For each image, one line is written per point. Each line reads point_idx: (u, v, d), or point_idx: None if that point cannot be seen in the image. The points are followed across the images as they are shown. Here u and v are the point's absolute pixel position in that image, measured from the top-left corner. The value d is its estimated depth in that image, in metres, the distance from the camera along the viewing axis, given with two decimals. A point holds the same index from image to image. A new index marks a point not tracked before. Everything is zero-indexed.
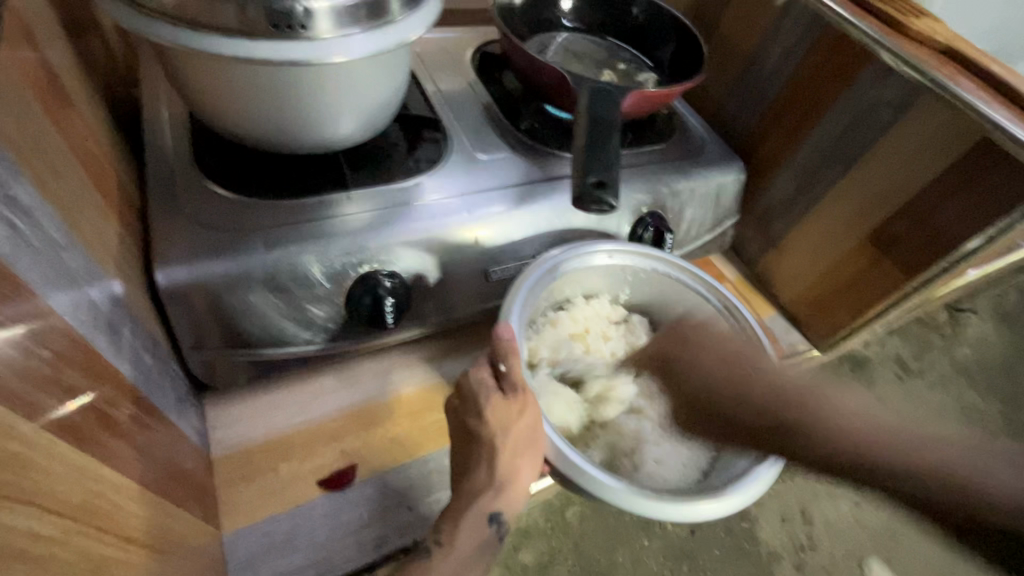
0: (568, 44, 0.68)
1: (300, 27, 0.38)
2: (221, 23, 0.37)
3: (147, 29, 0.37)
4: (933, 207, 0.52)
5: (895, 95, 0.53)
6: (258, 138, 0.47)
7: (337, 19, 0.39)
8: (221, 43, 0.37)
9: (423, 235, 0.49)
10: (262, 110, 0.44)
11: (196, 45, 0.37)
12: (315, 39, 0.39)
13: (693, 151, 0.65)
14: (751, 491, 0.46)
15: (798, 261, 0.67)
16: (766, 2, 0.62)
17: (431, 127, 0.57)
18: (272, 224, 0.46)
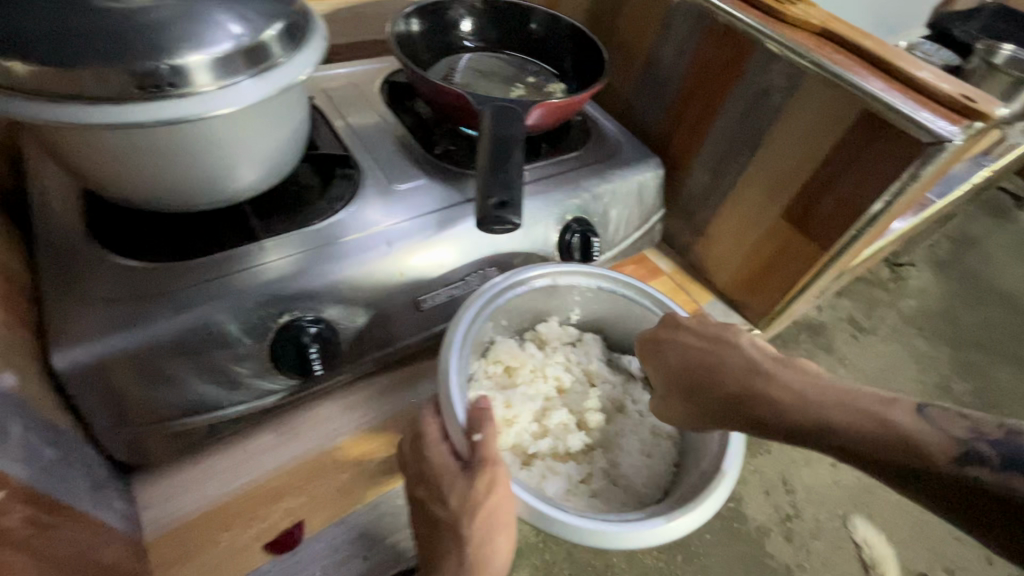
0: (474, 64, 0.68)
1: (173, 84, 0.38)
2: (85, 91, 0.36)
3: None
4: (835, 181, 0.54)
5: (782, 79, 0.55)
6: (152, 201, 0.45)
7: (213, 71, 0.39)
8: (88, 113, 0.36)
9: (346, 280, 0.49)
10: (149, 175, 0.42)
11: (61, 117, 0.36)
12: (192, 95, 0.39)
13: (610, 154, 0.67)
14: (708, 509, 0.42)
15: (725, 244, 0.69)
16: (653, 4, 0.65)
17: (342, 164, 0.56)
18: (177, 289, 0.44)
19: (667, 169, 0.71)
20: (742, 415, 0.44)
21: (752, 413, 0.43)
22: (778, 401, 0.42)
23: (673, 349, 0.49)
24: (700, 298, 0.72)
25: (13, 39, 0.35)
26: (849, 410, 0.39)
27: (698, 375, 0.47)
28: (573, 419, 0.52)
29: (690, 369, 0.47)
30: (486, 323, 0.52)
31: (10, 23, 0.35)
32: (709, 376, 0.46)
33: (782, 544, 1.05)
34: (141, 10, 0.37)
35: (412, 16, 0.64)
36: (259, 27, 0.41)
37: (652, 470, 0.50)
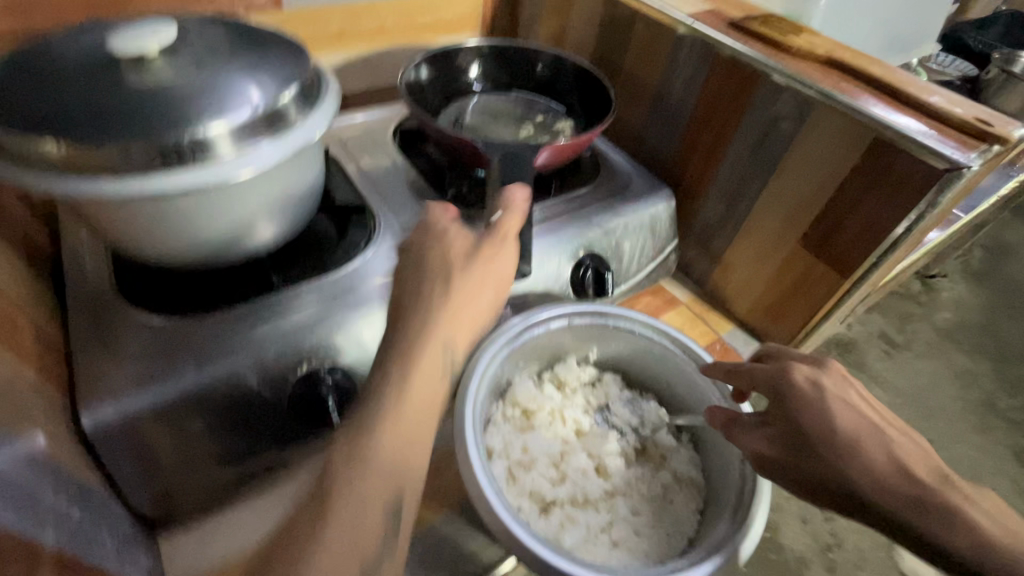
0: (483, 107, 0.70)
1: (195, 152, 0.40)
2: (114, 165, 0.38)
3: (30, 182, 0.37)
4: (851, 209, 0.54)
5: (790, 109, 0.55)
6: (176, 259, 0.47)
7: (234, 138, 0.41)
8: (117, 185, 0.38)
9: (361, 328, 0.50)
10: (174, 236, 0.44)
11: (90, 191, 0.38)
12: (216, 162, 0.40)
13: (620, 188, 0.67)
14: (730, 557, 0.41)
15: (744, 272, 0.67)
16: (658, 41, 0.66)
17: (357, 213, 0.58)
18: (197, 345, 0.45)
19: (679, 199, 0.71)
20: (805, 461, 0.41)
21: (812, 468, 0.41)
22: (860, 456, 0.39)
23: (838, 409, 0.40)
24: (719, 328, 0.70)
25: (48, 121, 0.37)
26: (894, 494, 0.38)
27: (834, 451, 0.39)
28: (592, 464, 0.51)
29: (794, 409, 0.42)
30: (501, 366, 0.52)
31: (45, 106, 0.38)
32: (802, 416, 0.41)
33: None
34: (165, 88, 0.40)
35: (421, 64, 0.67)
36: (276, 93, 0.43)
37: (673, 516, 0.49)
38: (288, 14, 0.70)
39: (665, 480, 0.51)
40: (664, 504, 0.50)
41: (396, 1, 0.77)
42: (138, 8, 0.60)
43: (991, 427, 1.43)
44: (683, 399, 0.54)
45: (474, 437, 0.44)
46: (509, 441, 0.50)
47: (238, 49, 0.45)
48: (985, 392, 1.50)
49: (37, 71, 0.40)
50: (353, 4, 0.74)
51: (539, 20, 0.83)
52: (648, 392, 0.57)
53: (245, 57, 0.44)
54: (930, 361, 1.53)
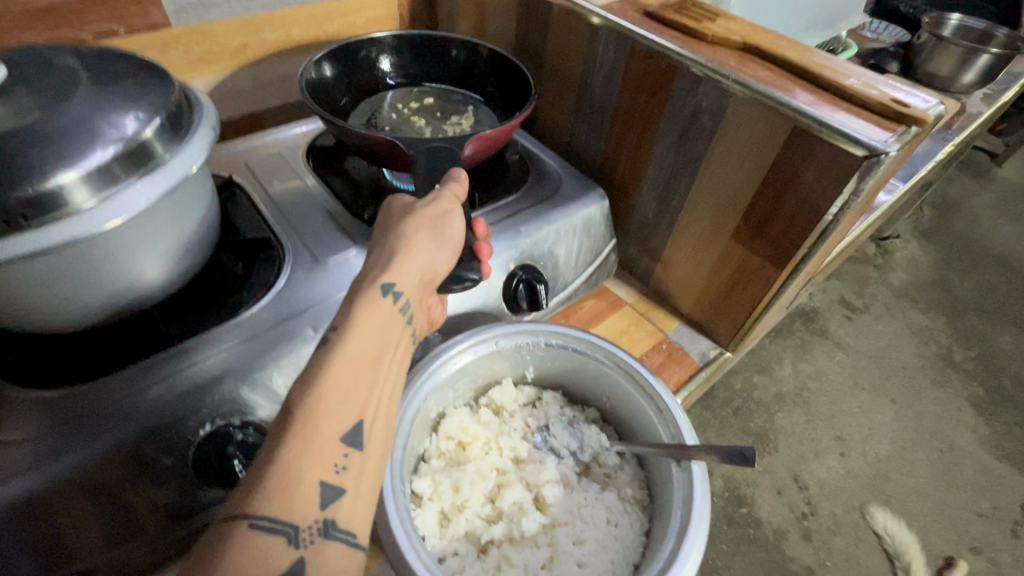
0: (395, 101, 0.67)
1: (49, 207, 0.35)
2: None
3: None
4: (779, 201, 0.52)
5: (709, 101, 0.53)
6: (50, 324, 0.42)
7: (93, 184, 0.37)
8: None
9: (272, 375, 0.47)
10: (42, 301, 0.39)
11: None
12: (73, 215, 0.36)
13: (550, 191, 0.64)
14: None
15: (684, 268, 0.66)
16: (574, 35, 0.63)
17: (264, 247, 0.54)
18: (78, 417, 0.41)
19: (614, 197, 0.69)
20: None
21: None
22: None
23: None
24: (665, 326, 0.69)
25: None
26: None
27: None
28: (530, 495, 0.50)
29: None
30: (429, 403, 0.49)
31: None
32: None
33: (802, 543, 1.13)
34: None
35: (323, 62, 0.62)
36: (135, 130, 0.39)
37: (619, 540, 0.47)
38: (178, 32, 0.64)
39: (608, 500, 0.50)
40: (608, 528, 0.48)
41: (301, 9, 0.72)
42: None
43: (949, 380, 1.46)
44: (623, 415, 0.52)
45: (388, 487, 0.40)
46: (440, 484, 0.48)
47: (89, 83, 0.40)
48: (942, 346, 1.53)
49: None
50: (252, 15, 0.68)
51: (458, 16, 0.79)
52: (589, 407, 0.55)
53: (98, 92, 0.40)
54: (888, 322, 1.56)
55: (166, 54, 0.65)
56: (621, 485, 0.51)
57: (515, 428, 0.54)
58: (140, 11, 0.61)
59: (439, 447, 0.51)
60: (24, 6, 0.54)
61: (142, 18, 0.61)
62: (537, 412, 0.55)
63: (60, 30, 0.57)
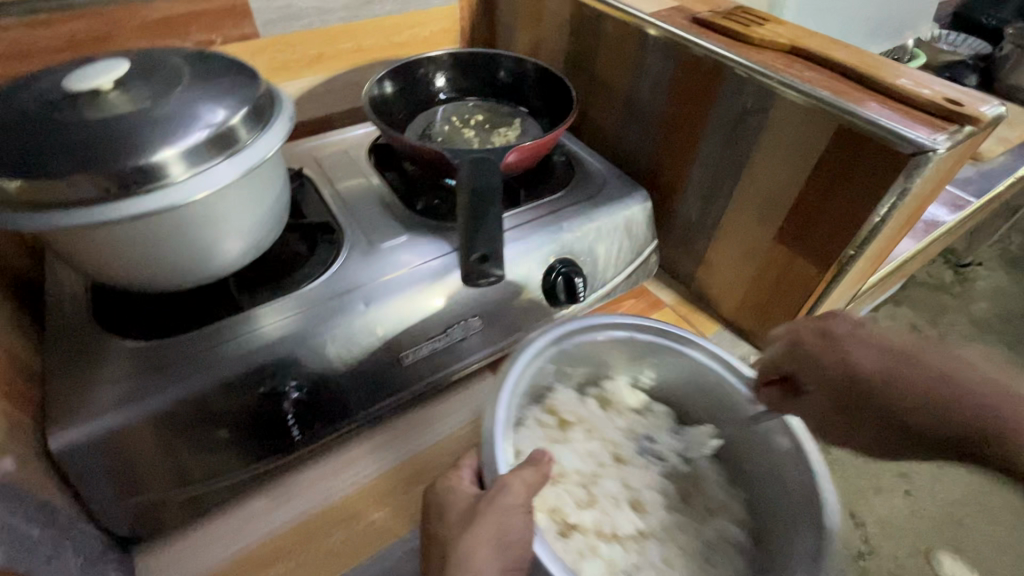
0: (449, 114, 0.72)
1: (153, 177, 0.41)
2: (63, 198, 0.39)
3: None
4: (824, 201, 0.51)
5: (753, 102, 0.54)
6: (146, 283, 0.48)
7: (188, 160, 0.42)
8: (79, 215, 0.40)
9: (327, 342, 0.51)
10: (141, 261, 0.46)
11: (48, 222, 0.39)
12: (171, 185, 0.42)
13: (594, 190, 0.66)
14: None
15: (726, 271, 0.66)
16: (624, 42, 0.65)
17: (327, 231, 0.59)
18: (165, 364, 0.47)
19: (659, 199, 0.70)
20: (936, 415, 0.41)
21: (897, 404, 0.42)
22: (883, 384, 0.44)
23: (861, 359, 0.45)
24: (705, 329, 0.68)
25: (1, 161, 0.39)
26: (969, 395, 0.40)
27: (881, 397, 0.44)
28: (625, 492, 0.56)
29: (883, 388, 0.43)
30: (540, 377, 0.55)
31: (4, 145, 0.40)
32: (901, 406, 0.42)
33: None
34: (117, 120, 0.41)
35: (384, 80, 0.68)
36: (224, 116, 0.45)
37: (756, 482, 0.60)
38: (265, 42, 0.72)
39: (678, 523, 0.55)
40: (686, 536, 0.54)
41: (373, 21, 0.79)
42: (120, 47, 0.64)
43: None
44: (725, 411, 0.57)
45: (505, 449, 0.45)
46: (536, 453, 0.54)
47: (193, 78, 0.47)
48: None
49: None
50: (329, 27, 0.76)
51: (516, 27, 0.83)
52: (657, 407, 0.62)
53: (200, 86, 0.46)
54: None
55: (254, 61, 0.73)
56: (709, 492, 0.58)
57: (612, 428, 0.60)
58: (235, 23, 0.69)
59: (533, 430, 0.56)
60: (142, 19, 0.63)
61: (236, 30, 0.70)
62: (641, 423, 0.61)
63: (169, 39, 0.66)
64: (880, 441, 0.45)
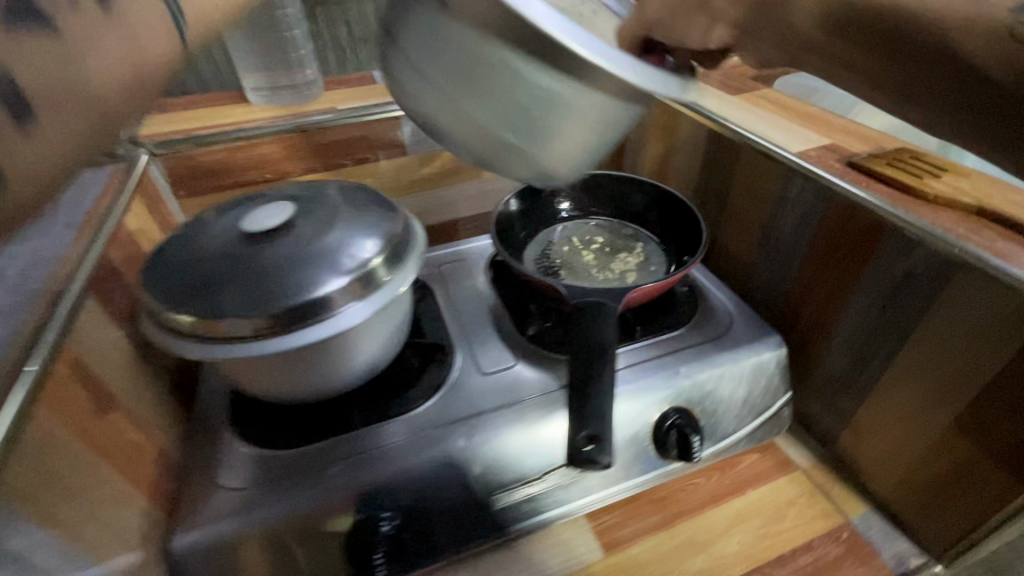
0: (569, 235, 0.72)
1: (308, 314, 0.45)
2: (221, 333, 0.44)
3: (170, 345, 0.44)
4: (1016, 398, 0.42)
5: (925, 267, 0.47)
6: (284, 393, 0.52)
7: (339, 296, 0.46)
8: (244, 346, 0.44)
9: (422, 474, 0.50)
10: (285, 376, 0.50)
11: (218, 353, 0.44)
12: (322, 319, 0.46)
13: (717, 331, 0.61)
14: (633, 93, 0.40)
15: (880, 445, 0.55)
16: (763, 176, 0.61)
17: (440, 351, 0.61)
18: (284, 477, 0.49)
19: (797, 344, 0.62)
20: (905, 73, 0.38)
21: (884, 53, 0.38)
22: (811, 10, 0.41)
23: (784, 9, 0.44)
24: (848, 511, 0.57)
25: (188, 294, 0.45)
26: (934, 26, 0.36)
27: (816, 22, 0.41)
28: None
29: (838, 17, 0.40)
30: None
31: (193, 280, 0.46)
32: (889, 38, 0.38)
33: None
34: (284, 261, 0.47)
35: (508, 198, 0.70)
36: (369, 254, 0.48)
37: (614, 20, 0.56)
38: (411, 159, 0.81)
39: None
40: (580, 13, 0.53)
41: None
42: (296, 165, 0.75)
43: None
44: None
45: None
46: None
47: (346, 216, 0.52)
48: None
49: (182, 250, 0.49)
50: None
51: None
52: None
53: (350, 223, 0.51)
54: None
55: (401, 175, 0.81)
56: None
57: None
58: (389, 145, 0.78)
59: None
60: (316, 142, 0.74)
61: (389, 149, 0.79)
62: None
63: (336, 158, 0.77)
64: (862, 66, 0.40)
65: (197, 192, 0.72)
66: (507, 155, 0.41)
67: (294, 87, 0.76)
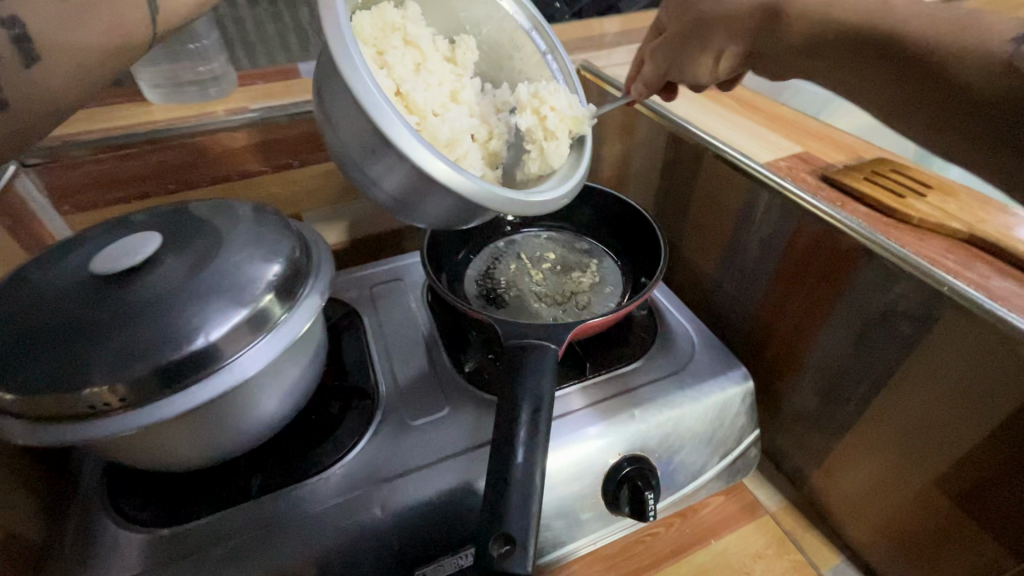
0: (516, 250, 0.65)
1: (178, 375, 0.37)
2: (63, 411, 0.35)
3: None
4: (1014, 466, 0.36)
5: (909, 304, 0.40)
6: (165, 464, 0.43)
7: (220, 351, 0.38)
8: (97, 425, 0.35)
9: (331, 550, 0.43)
10: (164, 446, 0.41)
11: (58, 438, 0.35)
12: (198, 380, 0.37)
13: (677, 362, 0.55)
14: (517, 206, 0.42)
15: (851, 493, 0.50)
16: (727, 186, 0.54)
17: (361, 393, 0.52)
18: (164, 565, 0.41)
19: (765, 375, 0.56)
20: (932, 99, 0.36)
21: (923, 80, 0.36)
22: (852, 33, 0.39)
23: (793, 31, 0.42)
24: (821, 564, 0.51)
25: (19, 361, 0.36)
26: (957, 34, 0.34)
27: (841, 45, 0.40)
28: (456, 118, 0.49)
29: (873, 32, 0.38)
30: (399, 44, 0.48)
31: (25, 340, 0.37)
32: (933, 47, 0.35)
33: None
34: (144, 309, 0.38)
35: None
36: (259, 294, 0.40)
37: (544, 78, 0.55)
38: None
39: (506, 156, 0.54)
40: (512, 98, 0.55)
41: None
42: (203, 173, 0.65)
43: None
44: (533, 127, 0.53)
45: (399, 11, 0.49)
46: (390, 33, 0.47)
47: (235, 245, 0.43)
48: None
49: (20, 298, 0.39)
50: None
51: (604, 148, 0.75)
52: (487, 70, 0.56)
53: (237, 255, 0.42)
54: None
55: (330, 182, 0.72)
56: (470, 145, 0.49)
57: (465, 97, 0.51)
58: (312, 150, 0.69)
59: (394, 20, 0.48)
60: (226, 146, 0.64)
61: (313, 153, 0.69)
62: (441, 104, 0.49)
63: (251, 163, 0.67)
64: (891, 95, 0.38)
65: (83, 209, 0.61)
66: (406, 209, 0.45)
67: (200, 82, 0.66)
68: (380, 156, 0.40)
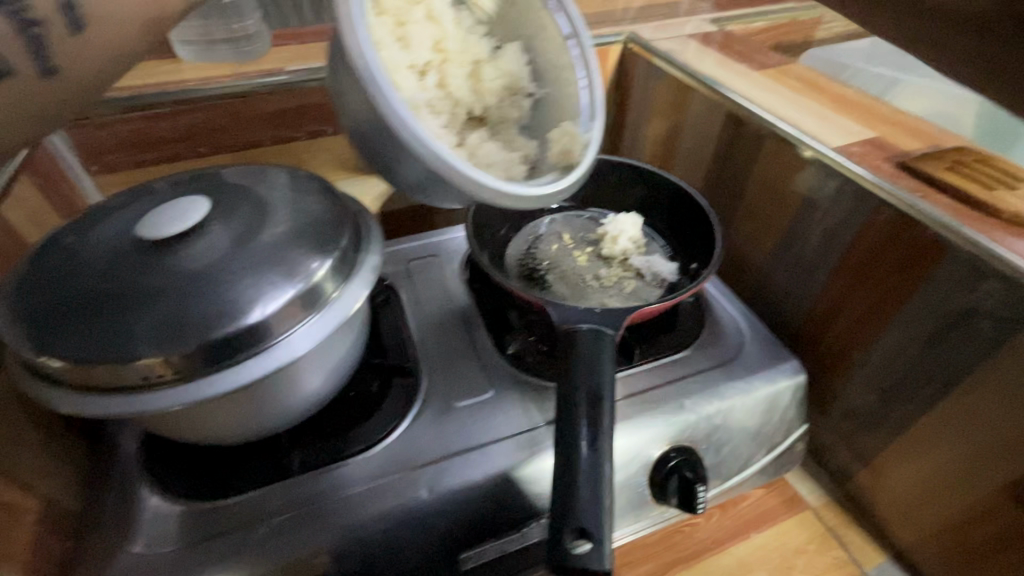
0: (559, 230, 0.63)
1: (233, 350, 0.35)
2: (119, 382, 0.34)
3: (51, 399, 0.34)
4: None
5: (995, 304, 0.39)
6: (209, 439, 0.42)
7: (275, 326, 0.36)
8: (152, 399, 0.34)
9: (379, 530, 0.42)
10: (210, 421, 0.40)
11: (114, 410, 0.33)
12: (251, 356, 0.36)
13: (727, 353, 0.53)
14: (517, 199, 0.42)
15: (902, 492, 0.49)
16: (791, 173, 0.52)
17: (403, 372, 0.51)
18: (209, 541, 0.40)
19: (817, 369, 0.54)
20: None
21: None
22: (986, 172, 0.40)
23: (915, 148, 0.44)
24: (863, 561, 0.50)
25: (68, 331, 0.34)
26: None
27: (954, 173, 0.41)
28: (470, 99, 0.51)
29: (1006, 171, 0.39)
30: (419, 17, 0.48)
31: (73, 310, 0.35)
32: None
33: None
34: (196, 279, 0.36)
35: None
36: (312, 268, 0.38)
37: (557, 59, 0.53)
38: None
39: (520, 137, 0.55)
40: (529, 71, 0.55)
41: None
42: (235, 137, 0.62)
43: None
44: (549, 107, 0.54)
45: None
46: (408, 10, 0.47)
47: (283, 216, 0.41)
48: None
49: (61, 264, 0.37)
50: None
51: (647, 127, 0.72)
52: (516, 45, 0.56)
53: (287, 226, 0.40)
54: None
55: None
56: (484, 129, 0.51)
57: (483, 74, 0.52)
58: None
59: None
60: (260, 110, 0.62)
61: None
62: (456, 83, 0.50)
63: (284, 129, 0.64)
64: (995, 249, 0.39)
65: (112, 171, 0.59)
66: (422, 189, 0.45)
67: (234, 40, 0.63)
68: (388, 139, 0.40)
